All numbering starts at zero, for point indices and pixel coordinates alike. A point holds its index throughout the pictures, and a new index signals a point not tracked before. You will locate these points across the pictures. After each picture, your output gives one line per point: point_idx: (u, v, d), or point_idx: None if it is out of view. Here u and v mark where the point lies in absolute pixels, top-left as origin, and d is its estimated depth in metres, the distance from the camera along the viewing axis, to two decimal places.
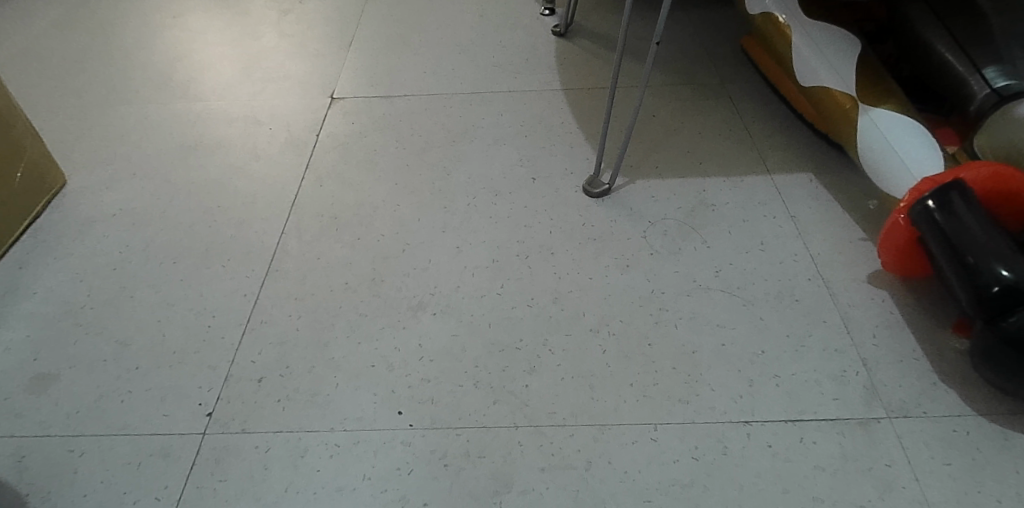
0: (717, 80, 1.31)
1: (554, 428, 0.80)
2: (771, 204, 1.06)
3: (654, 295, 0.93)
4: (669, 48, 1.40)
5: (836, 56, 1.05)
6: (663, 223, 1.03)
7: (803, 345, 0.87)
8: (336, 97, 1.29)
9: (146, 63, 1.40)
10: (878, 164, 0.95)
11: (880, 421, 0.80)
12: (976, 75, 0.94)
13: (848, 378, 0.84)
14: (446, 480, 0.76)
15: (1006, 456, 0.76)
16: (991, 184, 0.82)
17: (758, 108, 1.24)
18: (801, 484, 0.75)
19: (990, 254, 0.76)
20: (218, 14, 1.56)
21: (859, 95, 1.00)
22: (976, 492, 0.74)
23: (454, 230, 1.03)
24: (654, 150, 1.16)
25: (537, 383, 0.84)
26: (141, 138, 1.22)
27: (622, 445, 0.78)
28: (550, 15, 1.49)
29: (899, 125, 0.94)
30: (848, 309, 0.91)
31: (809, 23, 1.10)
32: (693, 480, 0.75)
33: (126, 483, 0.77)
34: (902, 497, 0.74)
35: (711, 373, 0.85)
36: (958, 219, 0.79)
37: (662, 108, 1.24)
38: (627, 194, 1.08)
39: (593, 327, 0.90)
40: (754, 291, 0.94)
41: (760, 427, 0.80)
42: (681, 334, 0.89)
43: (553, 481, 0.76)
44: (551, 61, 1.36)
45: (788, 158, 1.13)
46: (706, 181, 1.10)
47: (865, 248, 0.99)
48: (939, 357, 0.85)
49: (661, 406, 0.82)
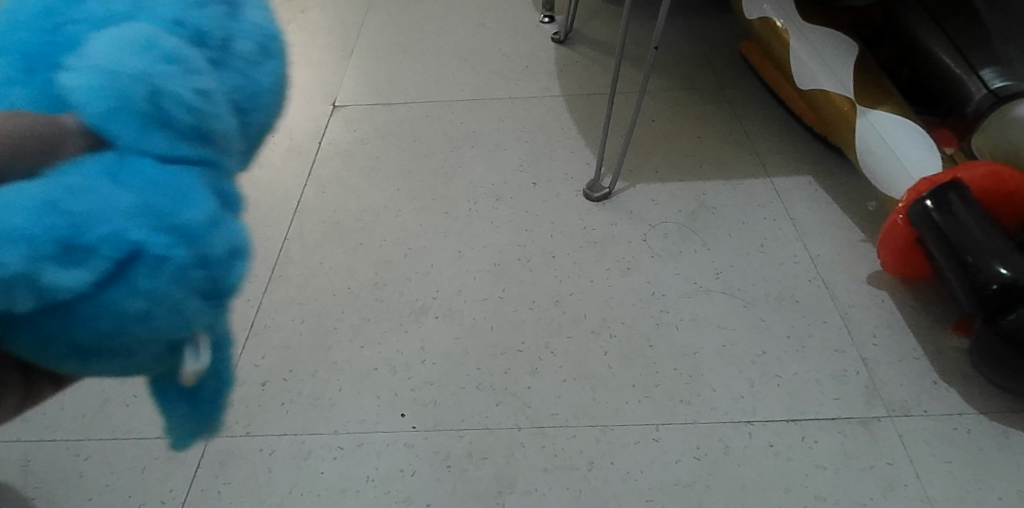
0: (717, 85, 1.32)
1: (556, 429, 0.80)
2: (771, 206, 1.06)
3: (656, 297, 0.94)
4: (668, 54, 1.41)
5: (833, 59, 1.06)
6: (664, 226, 1.04)
7: (804, 345, 0.88)
8: (338, 104, 1.30)
9: None
10: (876, 165, 0.96)
11: (881, 420, 0.80)
12: (973, 77, 0.95)
13: (848, 377, 0.84)
14: (449, 481, 0.76)
15: (1007, 454, 0.77)
16: (989, 183, 0.82)
17: (758, 112, 1.25)
18: (803, 483, 0.75)
19: (989, 252, 0.77)
20: None
21: (857, 98, 1.00)
22: (976, 490, 0.74)
23: (456, 234, 1.04)
24: (654, 155, 1.17)
25: (539, 385, 0.85)
26: None
27: (624, 445, 0.79)
28: (549, 23, 1.51)
29: (896, 126, 0.95)
30: (849, 309, 0.92)
31: (807, 28, 1.10)
32: (695, 480, 0.76)
33: (132, 486, 0.77)
34: (904, 495, 0.74)
35: (713, 373, 0.85)
36: (957, 219, 0.79)
37: (662, 113, 1.25)
38: (627, 197, 1.09)
39: (595, 329, 0.90)
40: (755, 292, 0.94)
41: (762, 426, 0.80)
42: (682, 335, 0.89)
43: (555, 481, 0.76)
44: (551, 67, 1.37)
45: (788, 161, 1.14)
46: (705, 185, 1.11)
47: (864, 248, 0.99)
48: (940, 356, 0.86)
49: (664, 406, 0.82)
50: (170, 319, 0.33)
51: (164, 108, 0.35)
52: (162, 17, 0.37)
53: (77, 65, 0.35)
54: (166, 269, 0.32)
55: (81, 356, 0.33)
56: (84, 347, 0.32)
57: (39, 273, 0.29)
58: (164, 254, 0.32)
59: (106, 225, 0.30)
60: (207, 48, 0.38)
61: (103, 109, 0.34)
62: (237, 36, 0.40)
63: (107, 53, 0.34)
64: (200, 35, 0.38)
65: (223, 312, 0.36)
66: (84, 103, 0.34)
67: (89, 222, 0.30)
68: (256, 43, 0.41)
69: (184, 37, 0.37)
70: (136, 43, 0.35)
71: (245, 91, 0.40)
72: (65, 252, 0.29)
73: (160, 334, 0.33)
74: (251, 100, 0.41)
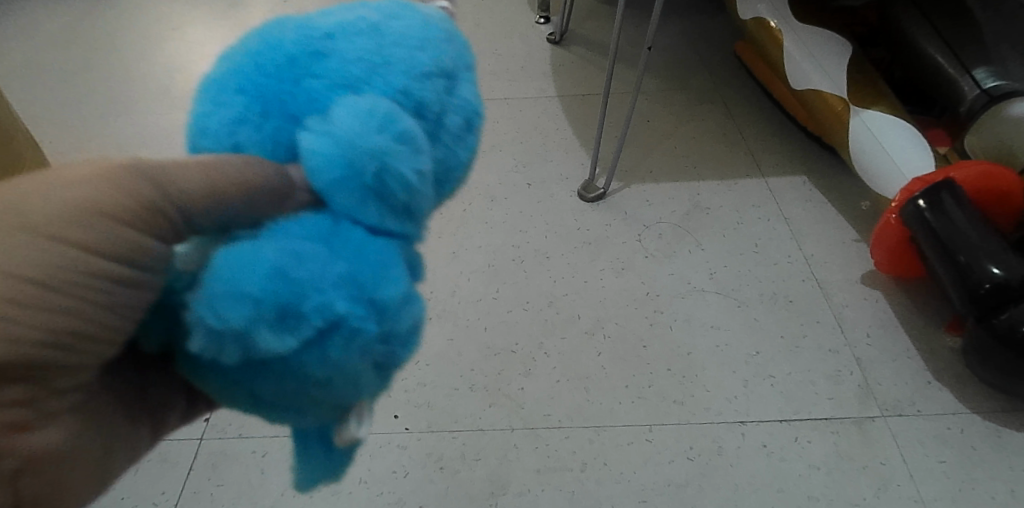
0: (712, 85, 1.32)
1: (549, 430, 0.80)
2: (765, 206, 1.06)
3: (650, 298, 0.94)
4: (663, 54, 1.41)
5: (827, 59, 1.06)
6: (658, 226, 1.04)
7: (798, 345, 0.88)
8: None
9: (144, 75, 1.41)
10: (870, 165, 0.96)
11: (874, 420, 0.80)
12: (966, 77, 0.95)
13: (842, 377, 0.84)
14: (443, 483, 0.76)
15: (1000, 453, 0.77)
16: (982, 183, 0.82)
17: (753, 112, 1.25)
18: (796, 483, 0.75)
19: (981, 252, 0.77)
20: (216, 25, 1.58)
21: (850, 98, 1.00)
22: (969, 489, 0.74)
23: (450, 236, 1.04)
24: (649, 155, 1.17)
25: (533, 386, 0.85)
26: (140, 148, 1.23)
27: (618, 446, 0.79)
28: (544, 23, 1.51)
29: (890, 126, 0.95)
30: (842, 309, 0.92)
31: (801, 28, 1.10)
32: (688, 480, 0.76)
33: (124, 488, 0.77)
34: (897, 495, 0.74)
35: (706, 373, 0.85)
36: (950, 218, 0.79)
37: (657, 113, 1.25)
38: (622, 198, 1.09)
39: (589, 330, 0.90)
40: (749, 292, 0.94)
41: (755, 427, 0.80)
42: (676, 335, 0.89)
43: (548, 482, 0.76)
44: (546, 68, 1.37)
45: (782, 161, 1.14)
46: (700, 185, 1.11)
47: (858, 248, 0.99)
48: (933, 356, 0.86)
49: (657, 407, 0.82)
50: (348, 385, 0.34)
51: (386, 183, 0.35)
52: (391, 85, 0.38)
53: (317, 127, 0.36)
54: (358, 343, 0.33)
55: (258, 405, 0.35)
56: (265, 397, 0.34)
57: (255, 332, 0.30)
58: (359, 327, 0.32)
59: (313, 300, 0.31)
60: (425, 120, 0.39)
61: (333, 178, 0.35)
62: (450, 110, 0.40)
63: (344, 125, 0.35)
64: (422, 108, 0.39)
65: (387, 386, 0.37)
66: (315, 165, 0.35)
67: (304, 295, 0.31)
68: (466, 119, 0.41)
69: (405, 107, 0.38)
70: (366, 110, 0.35)
71: (445, 165, 0.41)
72: (285, 317, 0.31)
73: (331, 396, 0.34)
74: (448, 173, 0.41)
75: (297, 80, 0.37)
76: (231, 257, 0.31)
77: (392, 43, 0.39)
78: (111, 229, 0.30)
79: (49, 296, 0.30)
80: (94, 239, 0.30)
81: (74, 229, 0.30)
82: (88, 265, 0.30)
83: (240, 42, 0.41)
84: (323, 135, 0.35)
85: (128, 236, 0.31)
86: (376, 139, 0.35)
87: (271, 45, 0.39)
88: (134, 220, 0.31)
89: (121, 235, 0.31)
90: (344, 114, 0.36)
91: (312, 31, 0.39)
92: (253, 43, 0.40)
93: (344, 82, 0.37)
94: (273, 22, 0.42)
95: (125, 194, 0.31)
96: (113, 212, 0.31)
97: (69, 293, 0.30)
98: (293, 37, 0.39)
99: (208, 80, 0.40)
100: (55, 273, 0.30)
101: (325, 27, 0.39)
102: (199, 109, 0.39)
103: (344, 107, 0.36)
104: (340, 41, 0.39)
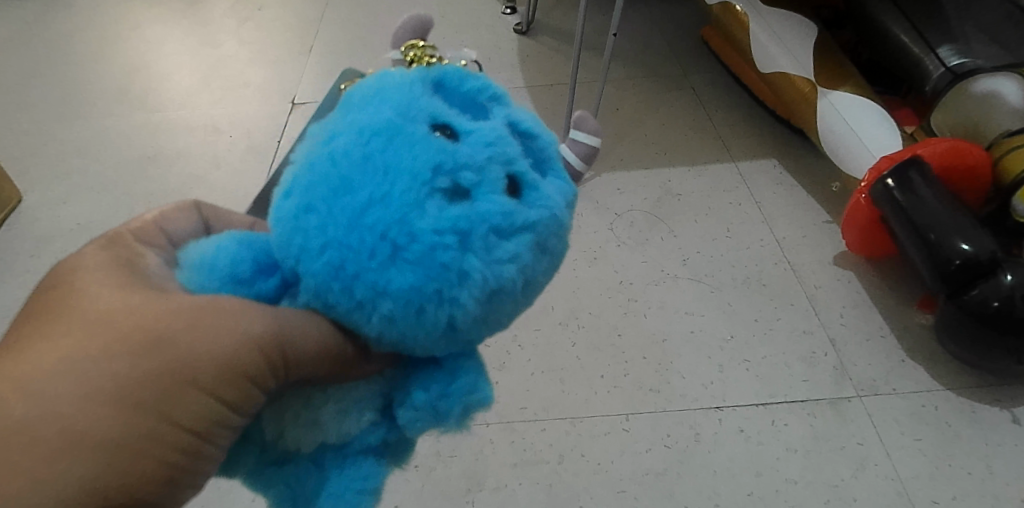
0: (681, 71, 1.31)
1: (525, 423, 0.79)
2: (737, 191, 1.06)
3: (623, 287, 0.93)
4: (631, 42, 1.40)
5: (794, 43, 1.05)
6: (630, 215, 1.03)
7: (772, 328, 0.87)
8: (297, 102, 1.27)
9: (101, 77, 1.37)
10: (838, 146, 0.96)
11: (850, 401, 0.80)
12: (930, 55, 0.94)
13: (817, 359, 0.84)
14: (417, 482, 0.75)
15: (973, 428, 0.77)
16: (947, 160, 0.82)
17: (721, 98, 1.24)
18: (773, 467, 0.75)
19: (947, 228, 0.77)
20: (175, 24, 1.54)
21: (818, 80, 1.00)
22: (946, 466, 0.74)
23: None
24: (619, 142, 1.15)
25: (507, 379, 0.83)
26: (98, 152, 1.19)
27: (594, 437, 0.77)
28: (511, 14, 1.49)
29: (858, 107, 0.94)
30: (815, 290, 0.92)
31: (768, 12, 1.10)
32: (666, 468, 0.75)
33: None
34: (873, 475, 0.74)
35: (682, 359, 0.84)
36: (918, 197, 0.79)
37: (626, 100, 1.24)
38: (593, 187, 1.08)
39: (562, 321, 0.89)
40: (722, 277, 0.94)
41: (731, 412, 0.79)
42: (650, 323, 0.88)
43: (526, 476, 0.75)
44: (513, 58, 1.35)
45: (752, 146, 1.14)
46: (671, 171, 1.10)
47: (830, 230, 0.99)
48: (906, 334, 0.86)
49: (634, 395, 0.81)
50: None
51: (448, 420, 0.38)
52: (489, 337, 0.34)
53: (427, 401, 0.34)
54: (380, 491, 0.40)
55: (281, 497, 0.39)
56: None
57: None
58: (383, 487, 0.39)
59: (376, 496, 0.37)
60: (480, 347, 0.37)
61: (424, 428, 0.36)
62: None
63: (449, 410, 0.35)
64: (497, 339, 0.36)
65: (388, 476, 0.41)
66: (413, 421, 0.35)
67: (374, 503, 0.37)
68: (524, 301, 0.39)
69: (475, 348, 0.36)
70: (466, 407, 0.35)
71: None
72: None
73: None
74: None
75: (439, 321, 0.30)
76: (328, 473, 0.35)
77: (531, 294, 0.33)
78: (248, 388, 0.32)
79: (202, 443, 0.31)
80: (239, 398, 0.32)
81: (226, 387, 0.32)
82: (225, 416, 0.32)
83: (393, 171, 0.29)
84: (434, 402, 0.34)
85: (255, 394, 0.33)
86: (462, 424, 0.36)
87: (430, 276, 0.29)
88: (259, 381, 0.33)
89: (253, 393, 0.33)
90: (460, 399, 0.34)
91: (487, 251, 0.30)
92: (410, 257, 0.29)
93: (472, 340, 0.33)
94: (441, 157, 0.30)
95: (257, 356, 0.32)
96: (243, 373, 0.32)
97: (212, 438, 0.32)
98: (468, 248, 0.29)
99: (342, 230, 0.29)
100: (210, 424, 0.31)
101: (497, 282, 0.30)
102: (327, 280, 0.30)
103: (470, 380, 0.35)
104: (496, 299, 0.31)
